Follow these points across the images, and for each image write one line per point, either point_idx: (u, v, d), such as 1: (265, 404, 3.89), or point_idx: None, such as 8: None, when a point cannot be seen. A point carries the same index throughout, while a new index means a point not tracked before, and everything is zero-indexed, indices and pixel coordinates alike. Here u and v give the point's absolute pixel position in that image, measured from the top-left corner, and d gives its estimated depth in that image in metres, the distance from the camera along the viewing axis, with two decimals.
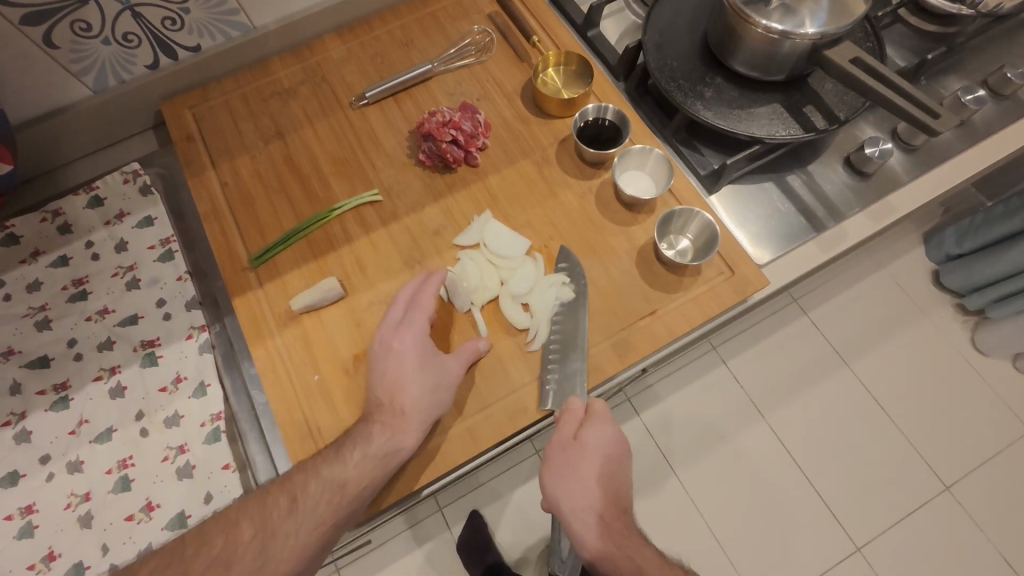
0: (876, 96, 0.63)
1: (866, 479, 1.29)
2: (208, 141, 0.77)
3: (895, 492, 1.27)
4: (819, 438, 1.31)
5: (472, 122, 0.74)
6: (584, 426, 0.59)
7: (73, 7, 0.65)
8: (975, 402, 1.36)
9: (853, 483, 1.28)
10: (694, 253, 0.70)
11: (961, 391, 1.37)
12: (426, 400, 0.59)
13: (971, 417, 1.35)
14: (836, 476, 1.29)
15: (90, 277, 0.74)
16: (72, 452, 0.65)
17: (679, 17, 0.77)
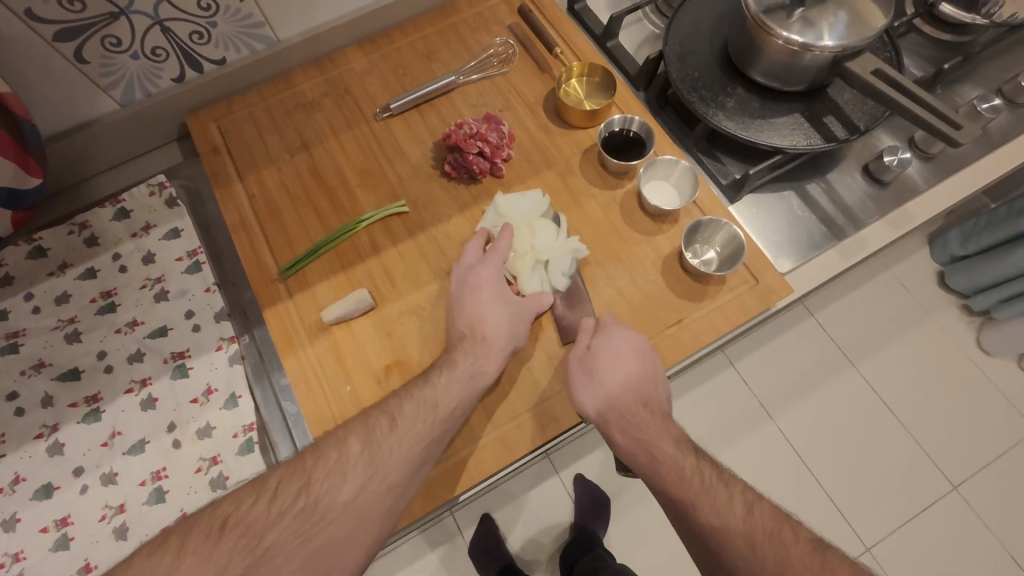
0: (897, 107, 0.64)
1: (875, 478, 1.30)
2: (234, 153, 0.78)
3: (904, 492, 1.29)
4: (825, 437, 1.32)
5: (497, 133, 0.74)
6: (597, 336, 0.63)
7: (105, 22, 0.65)
8: (983, 402, 1.38)
9: (862, 482, 1.29)
10: (719, 264, 0.70)
11: (969, 392, 1.38)
12: (460, 410, 0.59)
13: (980, 417, 1.36)
14: (839, 471, 1.30)
15: (118, 289, 0.75)
16: (106, 464, 0.66)
17: (699, 28, 0.78)
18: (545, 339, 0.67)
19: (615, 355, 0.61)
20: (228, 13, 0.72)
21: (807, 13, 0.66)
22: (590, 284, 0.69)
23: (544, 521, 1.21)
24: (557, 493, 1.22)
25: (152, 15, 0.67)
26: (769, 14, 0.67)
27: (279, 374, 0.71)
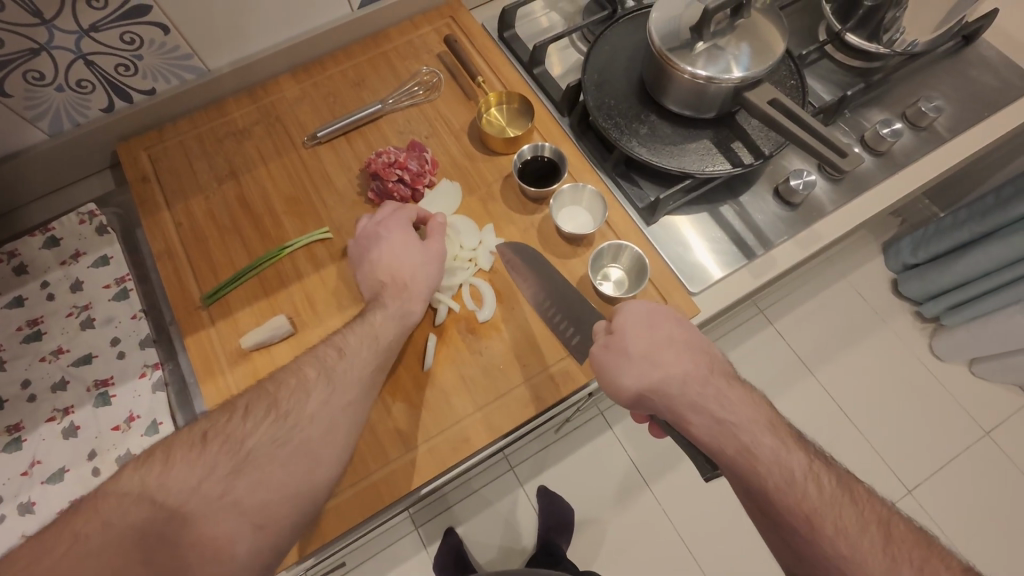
0: (791, 136, 0.67)
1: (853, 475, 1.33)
2: (164, 182, 0.79)
3: None
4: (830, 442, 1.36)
5: (419, 160, 0.77)
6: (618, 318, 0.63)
7: (26, 58, 0.67)
8: (933, 407, 1.41)
9: None
10: (629, 285, 0.74)
11: (919, 398, 1.42)
12: None
13: (931, 421, 1.40)
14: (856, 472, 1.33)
15: (45, 317, 0.75)
16: (24, 493, 0.67)
17: (615, 57, 0.82)
18: (460, 361, 0.68)
19: (645, 325, 0.61)
20: (154, 45, 0.74)
21: (710, 46, 0.70)
22: (506, 307, 0.72)
23: (508, 531, 1.27)
24: (522, 505, 1.28)
25: (74, 49, 0.69)
26: (673, 49, 0.71)
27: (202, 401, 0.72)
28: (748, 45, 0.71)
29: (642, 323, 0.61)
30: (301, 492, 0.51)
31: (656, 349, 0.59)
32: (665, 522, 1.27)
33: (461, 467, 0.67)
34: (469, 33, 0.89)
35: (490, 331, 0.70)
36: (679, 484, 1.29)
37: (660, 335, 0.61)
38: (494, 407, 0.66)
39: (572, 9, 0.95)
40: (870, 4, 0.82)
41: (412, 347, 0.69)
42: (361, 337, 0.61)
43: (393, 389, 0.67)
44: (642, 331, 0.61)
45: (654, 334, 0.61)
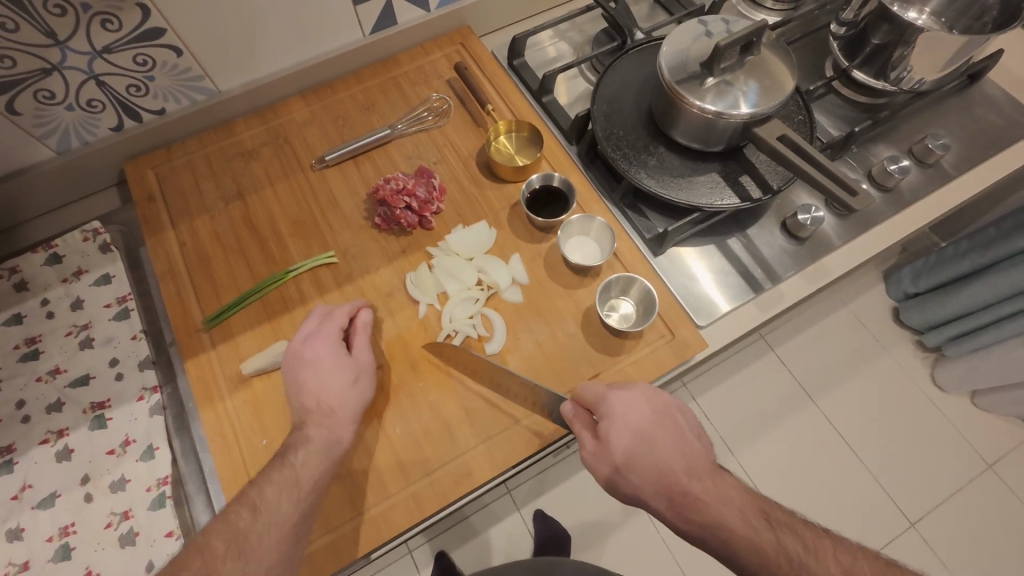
0: (800, 172, 0.67)
1: (854, 501, 1.33)
2: (170, 202, 0.79)
3: (863, 523, 1.31)
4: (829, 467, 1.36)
5: (427, 187, 0.77)
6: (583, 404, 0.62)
7: (38, 77, 0.67)
8: (937, 438, 1.39)
9: (831, 503, 1.33)
10: (637, 317, 0.73)
11: (923, 429, 1.40)
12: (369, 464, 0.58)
13: (935, 453, 1.38)
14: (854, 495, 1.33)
15: (43, 335, 0.74)
16: (12, 519, 0.65)
17: (624, 89, 0.82)
18: (464, 391, 0.67)
19: (628, 429, 0.58)
20: (166, 67, 0.74)
21: (719, 82, 0.71)
22: (512, 337, 0.71)
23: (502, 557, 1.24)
24: (518, 531, 1.26)
25: (86, 69, 0.69)
26: (682, 83, 0.71)
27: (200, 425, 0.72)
28: (757, 83, 0.71)
29: (627, 426, 0.59)
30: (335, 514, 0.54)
31: (635, 448, 0.57)
32: (665, 552, 1.24)
33: (462, 501, 0.66)
34: (478, 60, 0.90)
35: (495, 362, 0.69)
36: (679, 513, 1.27)
37: (639, 433, 0.58)
38: (497, 440, 0.65)
39: (581, 39, 0.96)
40: (877, 42, 0.82)
41: (418, 375, 0.68)
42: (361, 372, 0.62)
43: (396, 419, 0.66)
44: (628, 436, 0.58)
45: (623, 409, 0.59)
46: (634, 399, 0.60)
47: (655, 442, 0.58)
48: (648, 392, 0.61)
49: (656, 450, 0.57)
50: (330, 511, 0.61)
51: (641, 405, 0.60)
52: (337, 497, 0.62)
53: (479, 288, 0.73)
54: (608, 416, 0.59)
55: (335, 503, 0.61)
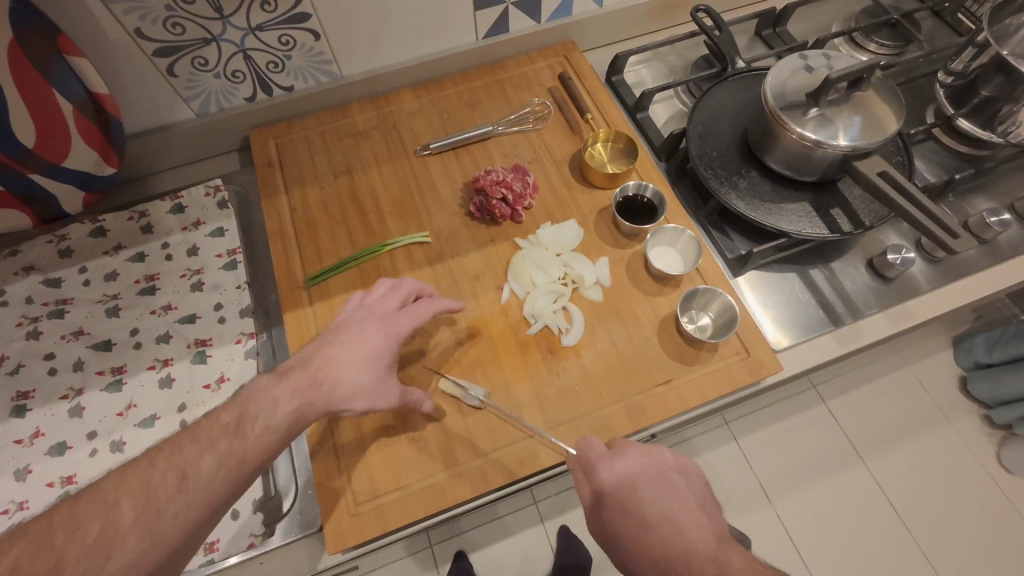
0: (900, 210, 0.68)
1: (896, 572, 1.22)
2: (285, 169, 0.86)
3: None
4: (869, 528, 1.26)
5: (522, 182, 0.81)
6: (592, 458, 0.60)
7: (198, 46, 0.76)
8: (1010, 524, 1.25)
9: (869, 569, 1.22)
10: (714, 330, 0.74)
11: (995, 512, 1.26)
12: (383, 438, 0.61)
13: (1006, 541, 1.23)
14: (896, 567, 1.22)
15: (160, 274, 0.82)
16: (117, 432, 0.71)
17: (721, 112, 0.85)
18: (538, 377, 0.70)
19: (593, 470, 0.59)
20: (303, 49, 0.82)
21: (823, 113, 0.72)
22: (590, 334, 0.73)
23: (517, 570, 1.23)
24: (539, 542, 1.25)
25: (238, 43, 0.78)
26: (786, 110, 0.73)
27: None
28: (861, 117, 0.72)
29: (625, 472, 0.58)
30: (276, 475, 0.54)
31: (660, 504, 0.55)
32: None
33: (523, 482, 0.68)
34: (581, 72, 0.94)
35: (570, 354, 0.71)
36: None
37: (650, 484, 0.57)
38: (564, 428, 0.67)
39: (678, 63, 1.00)
40: (987, 94, 0.82)
41: (496, 356, 0.71)
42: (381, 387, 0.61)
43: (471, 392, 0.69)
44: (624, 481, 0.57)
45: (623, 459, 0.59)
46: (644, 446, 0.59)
47: (697, 503, 0.56)
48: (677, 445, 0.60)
49: (631, 499, 0.56)
50: (401, 469, 0.65)
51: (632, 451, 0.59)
52: (408, 457, 0.66)
53: (563, 278, 0.76)
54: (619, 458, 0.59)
55: (407, 461, 0.65)
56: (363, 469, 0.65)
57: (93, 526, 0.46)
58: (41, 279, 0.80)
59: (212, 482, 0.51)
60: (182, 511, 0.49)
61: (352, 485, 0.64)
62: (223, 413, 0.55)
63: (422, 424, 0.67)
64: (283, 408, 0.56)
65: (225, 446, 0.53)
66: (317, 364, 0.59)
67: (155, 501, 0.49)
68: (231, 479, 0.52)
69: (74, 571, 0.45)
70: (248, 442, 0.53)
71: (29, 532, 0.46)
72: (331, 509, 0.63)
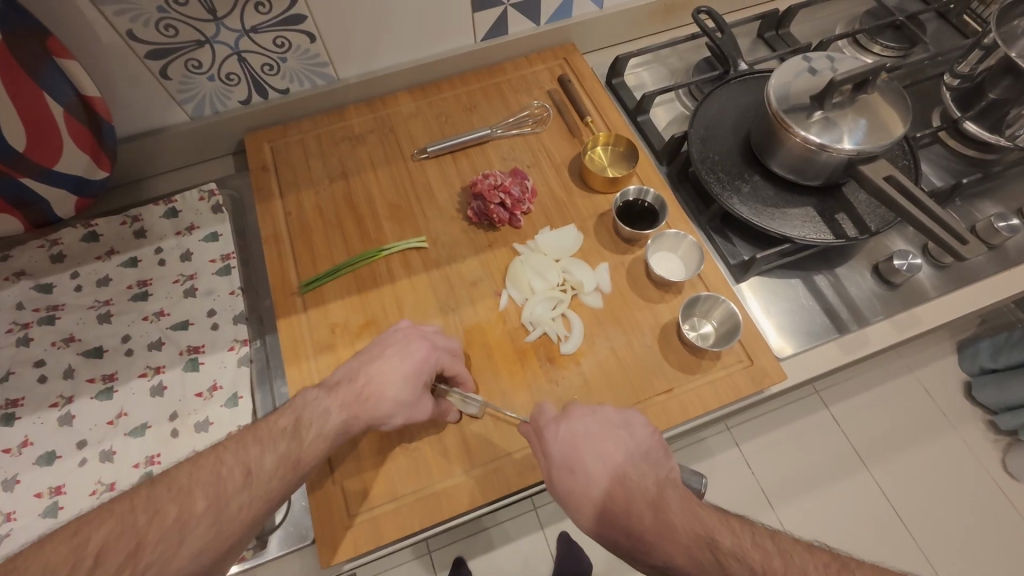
0: (906, 215, 0.66)
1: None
2: (281, 172, 0.85)
3: None
4: (873, 537, 1.24)
5: (520, 187, 0.80)
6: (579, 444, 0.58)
7: (191, 48, 0.75)
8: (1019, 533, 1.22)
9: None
10: (717, 338, 0.73)
11: (1002, 520, 1.24)
12: None
13: (1015, 550, 1.21)
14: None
15: (153, 280, 0.81)
16: (107, 441, 0.70)
17: (723, 115, 0.83)
18: (536, 386, 0.69)
19: (565, 466, 0.57)
20: (299, 51, 0.81)
21: (828, 116, 0.70)
22: (590, 342, 0.71)
23: None
24: (539, 549, 1.23)
25: (232, 45, 0.76)
26: (789, 112, 0.71)
27: (281, 383, 0.77)
28: (866, 121, 0.70)
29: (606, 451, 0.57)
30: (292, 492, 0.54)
31: (626, 483, 0.55)
32: None
33: (521, 493, 0.66)
34: (580, 75, 0.93)
35: (569, 362, 0.70)
36: None
37: (616, 464, 0.56)
38: None
39: (680, 66, 0.99)
40: (995, 97, 0.80)
41: (494, 365, 0.70)
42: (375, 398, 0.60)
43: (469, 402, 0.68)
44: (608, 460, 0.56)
45: (606, 438, 0.58)
46: (601, 424, 0.59)
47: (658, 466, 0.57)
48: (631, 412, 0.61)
49: (601, 491, 0.55)
50: (396, 480, 0.63)
51: (586, 435, 0.58)
52: (403, 468, 0.64)
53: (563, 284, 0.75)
54: (575, 450, 0.57)
55: (402, 472, 0.64)
56: (357, 480, 0.63)
57: (170, 512, 0.49)
58: (32, 284, 0.79)
59: (259, 481, 0.53)
60: (243, 507, 0.51)
61: (346, 496, 0.63)
62: (280, 418, 0.58)
63: (418, 434, 0.66)
64: (335, 418, 0.58)
65: (285, 447, 0.55)
66: (363, 381, 0.60)
67: (223, 494, 0.51)
68: (287, 479, 0.54)
69: (153, 556, 0.47)
70: (303, 445, 0.56)
71: (111, 514, 0.49)
72: (324, 522, 0.61)
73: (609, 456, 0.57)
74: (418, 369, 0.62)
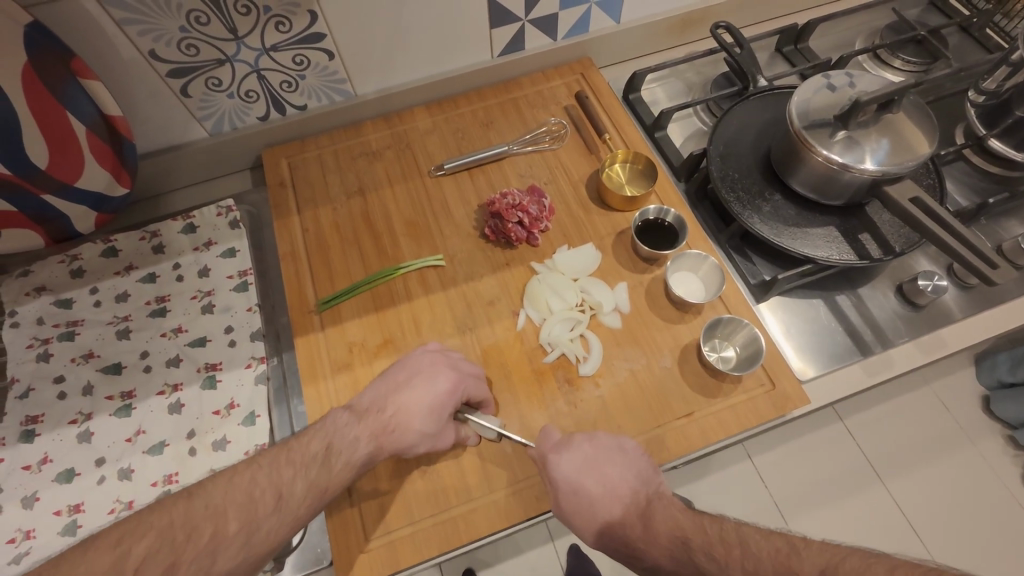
0: (933, 237, 0.65)
1: None
2: (298, 188, 0.85)
3: None
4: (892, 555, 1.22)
5: (538, 205, 0.79)
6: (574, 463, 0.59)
7: (212, 66, 0.75)
8: None
9: None
10: (737, 362, 0.71)
11: None
12: None
13: None
14: None
15: (171, 296, 0.81)
16: (125, 459, 0.70)
17: (743, 132, 0.82)
18: (555, 407, 0.68)
19: (568, 489, 0.58)
20: (317, 68, 0.81)
21: (851, 135, 0.69)
22: (609, 363, 0.71)
23: None
24: (551, 563, 1.21)
25: (252, 63, 0.77)
26: (812, 132, 0.70)
27: (298, 400, 0.76)
28: (892, 140, 0.69)
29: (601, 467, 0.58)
30: (310, 508, 0.53)
31: (620, 501, 0.57)
32: None
33: (542, 517, 0.66)
34: (598, 91, 0.93)
35: (588, 384, 0.69)
36: None
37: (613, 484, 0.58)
38: None
39: (698, 80, 0.98)
40: (1021, 114, 0.79)
41: (512, 385, 0.70)
42: (396, 421, 0.60)
43: None
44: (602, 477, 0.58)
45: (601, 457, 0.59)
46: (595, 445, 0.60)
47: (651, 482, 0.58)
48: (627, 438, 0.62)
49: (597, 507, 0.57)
50: (413, 504, 0.63)
51: (586, 459, 0.59)
52: (422, 490, 0.64)
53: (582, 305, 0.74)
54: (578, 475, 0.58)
55: (420, 496, 0.63)
56: (374, 504, 0.63)
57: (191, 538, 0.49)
58: (53, 300, 0.79)
59: (289, 505, 0.53)
60: (269, 533, 0.52)
61: (362, 523, 0.62)
62: (310, 439, 0.57)
63: (436, 456, 0.65)
64: (362, 449, 0.58)
65: (315, 474, 0.55)
66: (391, 410, 0.61)
67: (255, 516, 0.51)
68: (314, 504, 0.55)
69: (187, 573, 0.47)
70: (332, 473, 0.56)
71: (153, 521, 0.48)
72: (343, 546, 0.61)
73: (608, 479, 0.58)
74: (442, 398, 0.62)
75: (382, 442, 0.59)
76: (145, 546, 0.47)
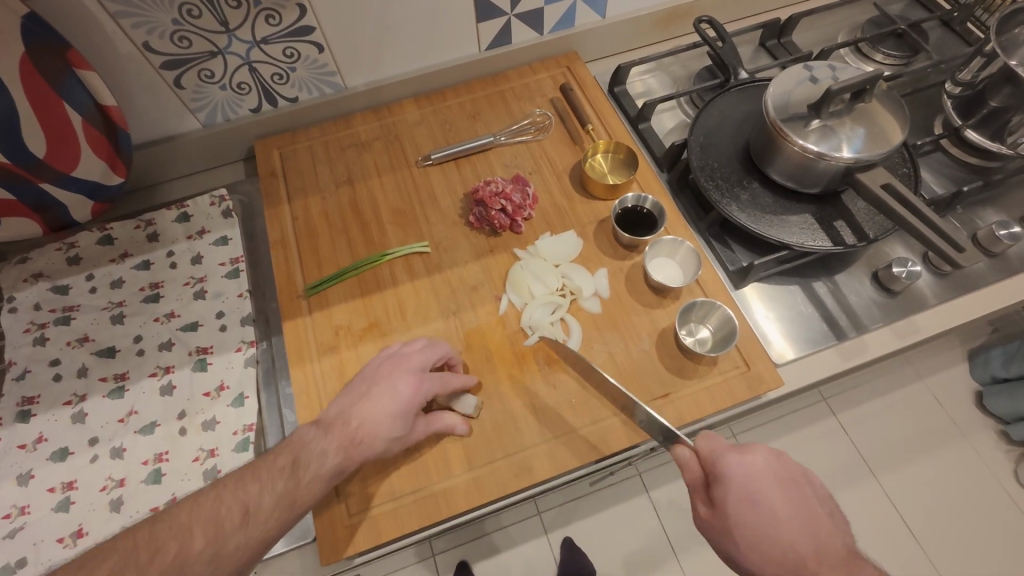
0: (904, 222, 0.67)
1: None
2: (289, 179, 0.87)
3: None
4: (879, 546, 1.23)
5: (522, 194, 0.81)
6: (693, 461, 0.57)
7: (204, 58, 0.77)
8: None
9: None
10: (713, 344, 0.73)
11: (1016, 531, 1.20)
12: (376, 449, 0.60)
13: None
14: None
15: (164, 282, 0.83)
16: (117, 439, 0.72)
17: (723, 123, 0.84)
18: (535, 389, 0.70)
19: (744, 500, 0.53)
20: (308, 61, 0.83)
21: (825, 124, 0.71)
22: (588, 346, 0.72)
23: None
24: (541, 553, 1.23)
25: (243, 56, 0.79)
26: (787, 121, 0.72)
27: (286, 383, 0.78)
28: (865, 129, 0.71)
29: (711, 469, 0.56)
30: None
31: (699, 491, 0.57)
32: None
33: (521, 494, 0.67)
34: (583, 84, 0.95)
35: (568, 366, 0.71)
36: (715, 564, 1.22)
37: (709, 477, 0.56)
38: (564, 440, 0.67)
39: (682, 74, 1.00)
40: (996, 105, 0.80)
41: (493, 367, 0.71)
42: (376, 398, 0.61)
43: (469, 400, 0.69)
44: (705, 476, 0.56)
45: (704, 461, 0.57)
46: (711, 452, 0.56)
47: (815, 519, 0.53)
48: (761, 444, 0.56)
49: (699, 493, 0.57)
50: (394, 482, 0.65)
51: (769, 475, 0.54)
52: (404, 468, 0.65)
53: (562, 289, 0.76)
54: (723, 485, 0.54)
55: (401, 473, 0.65)
56: (357, 480, 0.64)
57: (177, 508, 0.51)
58: (49, 286, 0.81)
59: (256, 521, 0.54)
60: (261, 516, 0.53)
61: (344, 497, 0.64)
62: (279, 455, 0.59)
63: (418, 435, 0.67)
64: (330, 461, 0.58)
65: (282, 487, 0.56)
66: (356, 423, 0.60)
67: None
68: (283, 518, 0.56)
69: None
70: (300, 484, 0.57)
71: None
72: (326, 521, 0.63)
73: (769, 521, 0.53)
74: None
75: (351, 454, 0.59)
76: (110, 566, 0.50)
